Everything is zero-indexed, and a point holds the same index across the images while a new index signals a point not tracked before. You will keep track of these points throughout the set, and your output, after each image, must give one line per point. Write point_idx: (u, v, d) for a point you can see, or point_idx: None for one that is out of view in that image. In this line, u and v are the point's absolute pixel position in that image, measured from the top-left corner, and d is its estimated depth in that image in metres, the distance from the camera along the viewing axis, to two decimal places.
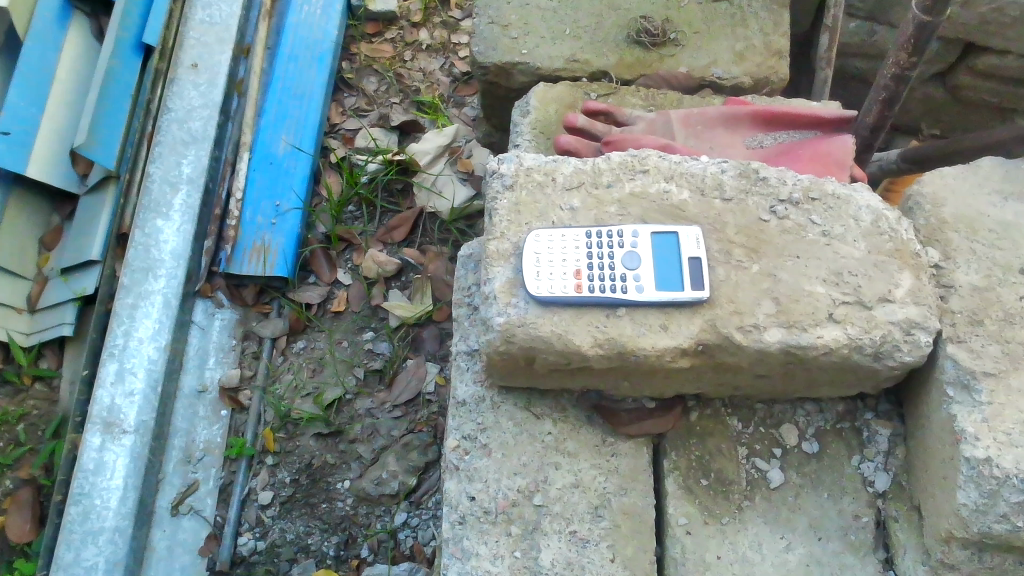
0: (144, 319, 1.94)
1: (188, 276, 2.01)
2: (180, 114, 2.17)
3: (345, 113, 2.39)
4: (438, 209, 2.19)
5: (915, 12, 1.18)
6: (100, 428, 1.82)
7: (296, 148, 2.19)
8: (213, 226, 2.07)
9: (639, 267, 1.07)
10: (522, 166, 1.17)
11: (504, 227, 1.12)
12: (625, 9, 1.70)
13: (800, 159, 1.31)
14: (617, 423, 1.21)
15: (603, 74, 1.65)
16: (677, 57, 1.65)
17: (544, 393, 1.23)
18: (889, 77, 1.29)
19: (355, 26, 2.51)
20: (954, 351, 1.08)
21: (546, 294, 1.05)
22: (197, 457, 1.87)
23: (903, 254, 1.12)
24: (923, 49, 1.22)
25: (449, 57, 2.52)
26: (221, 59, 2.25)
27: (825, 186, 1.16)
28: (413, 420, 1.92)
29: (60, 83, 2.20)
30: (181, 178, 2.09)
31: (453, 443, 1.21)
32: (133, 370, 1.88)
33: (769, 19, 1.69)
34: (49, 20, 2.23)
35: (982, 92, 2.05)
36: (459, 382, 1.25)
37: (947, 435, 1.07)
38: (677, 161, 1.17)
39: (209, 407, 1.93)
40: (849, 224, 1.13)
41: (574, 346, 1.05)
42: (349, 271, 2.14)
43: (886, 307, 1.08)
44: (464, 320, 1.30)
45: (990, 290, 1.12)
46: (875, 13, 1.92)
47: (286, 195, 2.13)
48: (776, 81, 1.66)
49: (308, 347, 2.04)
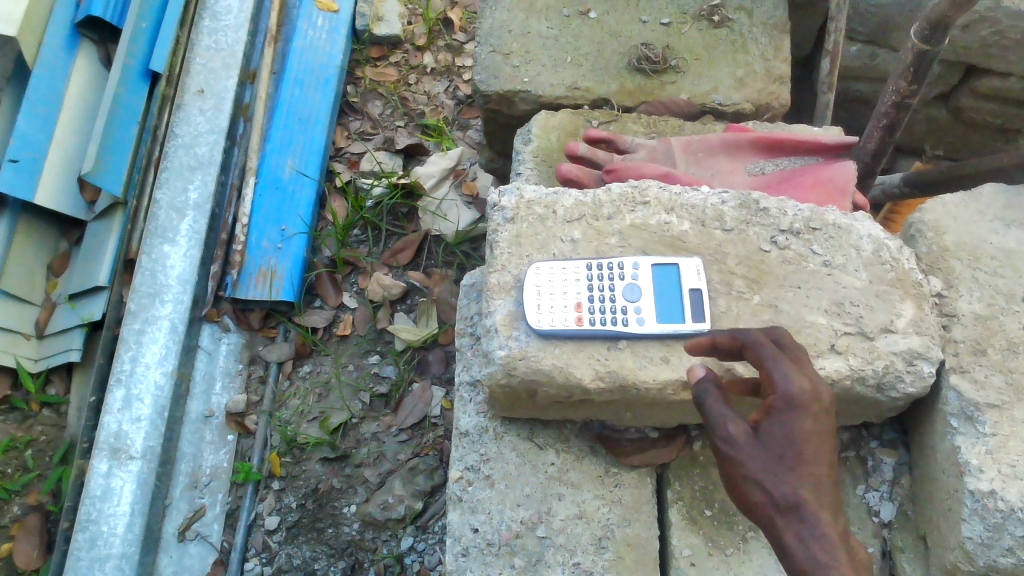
0: (151, 345, 1.95)
1: (195, 301, 2.02)
2: (187, 140, 2.19)
3: (350, 136, 2.40)
4: (442, 232, 2.19)
5: (914, 41, 1.18)
6: (107, 454, 1.83)
7: (301, 173, 2.20)
8: (219, 251, 2.07)
9: (638, 298, 1.07)
10: (522, 198, 1.18)
11: (505, 260, 1.13)
12: (626, 37, 1.71)
13: (802, 186, 1.32)
14: (620, 453, 1.20)
15: (605, 101, 1.65)
16: (677, 84, 1.65)
17: (547, 424, 1.23)
18: (890, 104, 1.30)
19: (360, 50, 2.53)
20: (957, 382, 1.08)
21: (547, 328, 1.05)
22: (203, 482, 1.88)
23: (904, 283, 1.12)
24: (922, 77, 1.23)
25: (453, 81, 2.52)
26: (227, 85, 2.28)
27: (827, 216, 1.16)
28: (419, 444, 1.92)
29: (68, 110, 2.22)
30: (187, 204, 2.11)
31: (456, 474, 1.21)
32: (140, 397, 1.89)
33: (770, 44, 1.69)
34: (57, 48, 2.26)
35: (985, 113, 2.04)
36: (462, 413, 1.26)
37: (951, 467, 1.07)
38: (677, 193, 1.18)
39: (215, 432, 1.93)
40: (850, 254, 1.13)
41: (575, 380, 1.05)
42: (355, 295, 2.14)
43: (888, 337, 1.08)
44: (466, 350, 1.31)
45: (993, 318, 1.12)
46: (876, 37, 1.90)
47: (292, 219, 2.14)
48: (778, 106, 1.65)
49: (314, 371, 2.04)
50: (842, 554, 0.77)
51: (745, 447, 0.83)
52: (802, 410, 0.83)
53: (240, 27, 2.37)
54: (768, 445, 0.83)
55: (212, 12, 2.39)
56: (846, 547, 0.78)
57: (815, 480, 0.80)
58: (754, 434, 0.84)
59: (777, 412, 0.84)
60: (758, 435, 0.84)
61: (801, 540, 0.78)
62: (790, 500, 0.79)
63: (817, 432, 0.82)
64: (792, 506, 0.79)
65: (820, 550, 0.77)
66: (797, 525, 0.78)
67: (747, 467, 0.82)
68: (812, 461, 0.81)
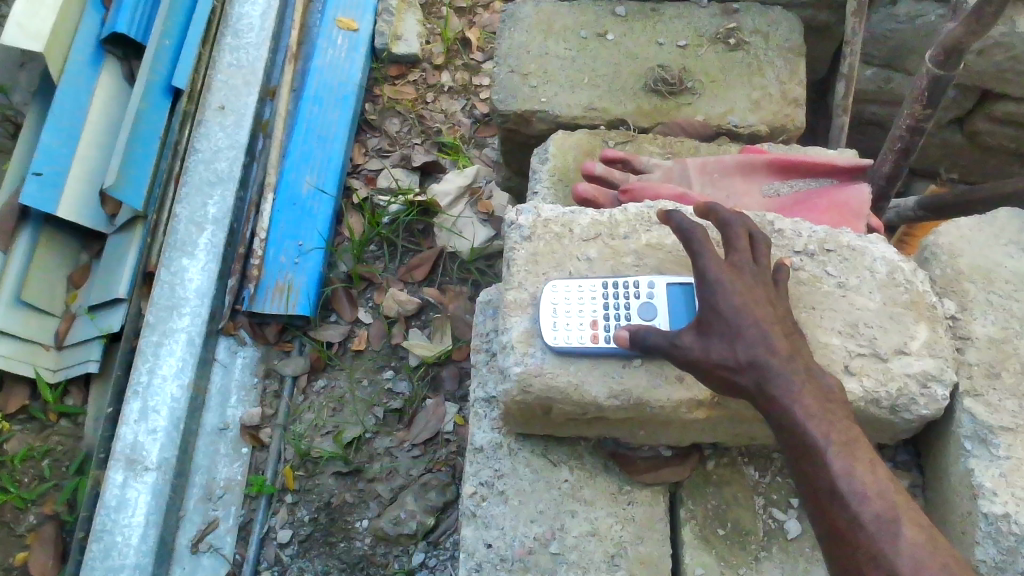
0: (168, 357, 1.97)
1: (212, 315, 2.04)
2: (207, 155, 2.23)
3: (368, 153, 2.42)
4: (458, 249, 2.22)
5: (928, 66, 1.20)
6: (123, 465, 1.85)
7: (319, 189, 2.23)
8: (237, 265, 2.10)
9: (654, 316, 1.07)
10: (539, 217, 1.19)
11: (522, 278, 1.14)
12: (643, 59, 1.73)
13: (816, 209, 1.35)
14: (633, 470, 1.21)
15: (621, 122, 1.68)
16: (693, 106, 1.67)
17: (561, 441, 1.24)
18: (904, 128, 1.31)
19: (379, 69, 2.56)
20: (971, 405, 1.08)
21: (563, 344, 1.07)
22: (217, 495, 1.89)
23: (918, 305, 1.12)
24: (937, 102, 1.24)
25: (470, 99, 2.55)
26: (248, 101, 2.31)
27: (841, 238, 1.17)
28: (431, 459, 1.92)
29: (91, 124, 2.25)
30: (206, 218, 2.14)
31: (470, 489, 1.22)
32: (156, 409, 1.91)
33: (785, 67, 1.70)
34: (82, 64, 2.30)
35: (1000, 137, 2.04)
36: (477, 428, 1.28)
37: (964, 490, 1.07)
38: (692, 213, 1.20)
39: (230, 444, 1.95)
40: (865, 275, 1.14)
41: (590, 398, 1.07)
42: (370, 310, 2.16)
43: (902, 359, 1.08)
44: (482, 366, 1.33)
45: (1007, 342, 1.12)
46: (892, 61, 1.89)
47: (309, 234, 2.17)
48: (793, 128, 1.66)
49: (329, 385, 2.06)
50: (812, 394, 0.93)
51: (693, 348, 0.97)
52: (727, 293, 0.96)
53: (261, 46, 2.41)
54: (714, 334, 0.96)
55: (235, 30, 2.43)
56: (810, 384, 0.94)
57: (762, 343, 0.94)
58: (697, 328, 0.98)
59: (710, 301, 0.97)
60: (702, 331, 0.97)
61: (771, 395, 0.93)
62: (751, 367, 0.94)
63: (751, 304, 0.96)
64: (753, 371, 0.94)
65: (790, 401, 0.92)
66: (760, 382, 0.93)
67: (701, 364, 0.96)
68: (753, 333, 0.94)
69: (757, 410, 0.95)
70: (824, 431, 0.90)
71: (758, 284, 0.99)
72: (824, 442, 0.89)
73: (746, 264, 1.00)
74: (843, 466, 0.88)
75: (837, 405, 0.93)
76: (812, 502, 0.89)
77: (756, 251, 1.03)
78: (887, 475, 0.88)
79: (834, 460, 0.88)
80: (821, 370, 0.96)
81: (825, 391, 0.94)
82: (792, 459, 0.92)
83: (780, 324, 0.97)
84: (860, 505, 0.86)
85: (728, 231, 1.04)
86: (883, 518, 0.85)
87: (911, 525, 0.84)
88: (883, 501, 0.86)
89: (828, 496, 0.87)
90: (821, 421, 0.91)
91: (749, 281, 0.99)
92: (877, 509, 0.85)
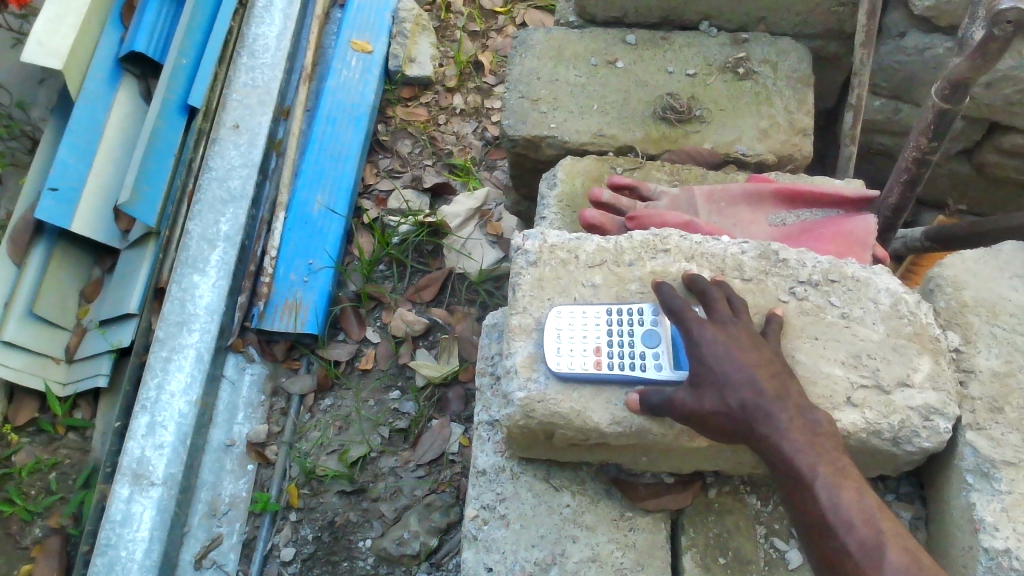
0: (177, 373, 1.98)
1: (221, 331, 2.06)
2: (221, 173, 2.24)
3: (379, 174, 2.45)
4: (466, 270, 2.22)
5: (935, 100, 1.20)
6: (129, 479, 1.86)
7: (330, 209, 2.25)
8: (247, 282, 2.12)
9: (657, 344, 1.07)
10: (545, 243, 1.20)
11: (527, 303, 1.15)
12: (652, 87, 1.75)
13: (823, 238, 1.34)
14: (635, 497, 1.21)
15: (629, 149, 1.69)
16: (701, 133, 1.68)
17: (564, 466, 1.24)
18: (909, 160, 1.32)
19: (392, 90, 2.58)
20: (974, 439, 1.08)
21: (566, 370, 1.08)
22: (221, 511, 1.90)
23: (921, 337, 1.13)
24: (943, 135, 1.24)
25: (481, 122, 2.57)
26: (262, 121, 2.33)
27: (846, 268, 1.17)
28: (436, 480, 1.93)
29: (108, 141, 2.29)
30: (218, 236, 2.15)
31: (472, 512, 1.23)
32: (163, 424, 1.92)
33: (794, 97, 1.71)
34: (100, 82, 2.34)
35: (1009, 169, 2.04)
36: (480, 452, 1.28)
37: (966, 524, 1.07)
38: (698, 241, 1.20)
39: (235, 461, 1.96)
40: (869, 306, 1.14)
41: (592, 424, 1.07)
42: (378, 329, 2.18)
43: (904, 392, 1.09)
44: (486, 390, 1.34)
45: (1011, 376, 1.12)
46: (900, 92, 1.90)
47: (319, 254, 2.19)
48: (800, 158, 1.68)
49: (335, 404, 2.07)
50: (800, 429, 0.94)
51: (687, 404, 0.99)
52: (709, 344, 0.99)
53: (276, 66, 2.44)
54: (705, 386, 0.98)
55: (251, 50, 2.45)
56: (799, 420, 0.95)
57: (749, 388, 0.96)
58: (690, 382, 1.00)
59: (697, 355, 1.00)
60: (695, 386, 0.99)
61: (764, 436, 0.95)
62: (742, 412, 0.96)
63: (735, 350, 0.98)
64: (744, 416, 0.96)
65: (779, 439, 0.94)
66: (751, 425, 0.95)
67: (697, 416, 0.99)
68: (739, 380, 0.96)
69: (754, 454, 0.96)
70: (810, 463, 0.92)
71: (742, 333, 1.01)
72: (811, 474, 0.91)
73: (728, 320, 1.02)
74: (830, 497, 0.90)
75: (826, 438, 0.95)
76: (806, 535, 0.91)
77: (738, 309, 1.05)
78: (875, 502, 0.90)
79: (821, 491, 0.90)
80: (810, 405, 0.97)
81: (812, 424, 0.96)
82: (787, 494, 0.94)
83: (767, 366, 0.99)
84: (847, 534, 0.87)
85: (706, 296, 1.06)
86: (870, 545, 0.86)
87: (897, 550, 0.86)
88: (870, 528, 0.87)
89: (819, 527, 0.89)
90: (809, 454, 0.93)
91: (733, 333, 1.01)
92: (864, 536, 0.87)
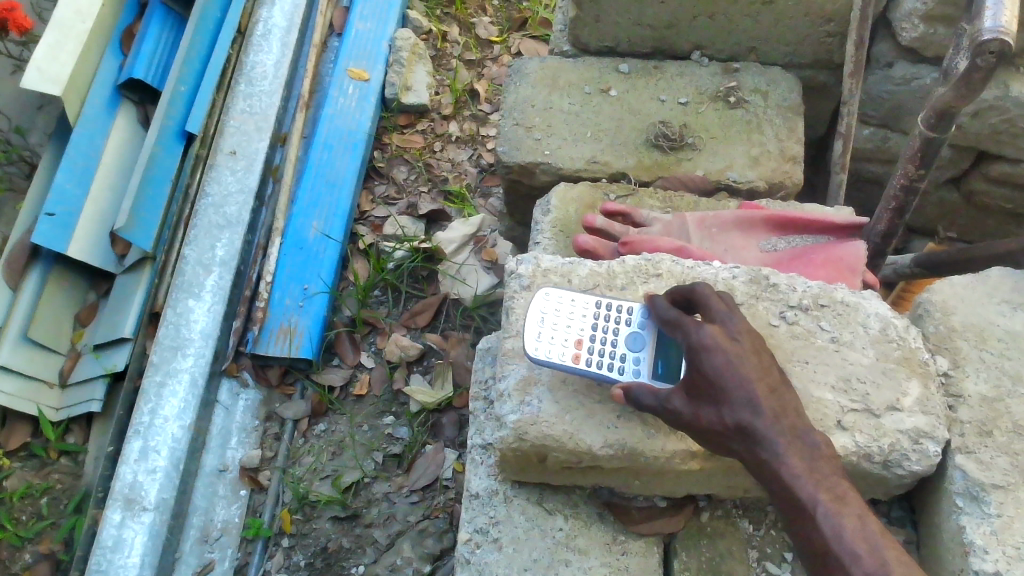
0: (170, 398, 1.99)
1: (215, 356, 2.06)
2: (217, 200, 2.28)
3: (374, 200, 2.46)
4: (461, 295, 2.23)
5: (921, 128, 1.23)
6: (120, 505, 1.86)
7: (326, 234, 2.26)
8: (242, 307, 2.13)
9: (640, 348, 1.08)
10: (539, 267, 1.22)
11: (520, 326, 1.17)
12: (645, 115, 1.77)
13: (812, 264, 1.36)
14: (628, 520, 1.22)
15: (623, 175, 1.71)
16: (693, 161, 1.70)
17: (557, 489, 1.25)
18: (898, 187, 1.34)
19: (388, 118, 2.60)
20: (963, 462, 1.09)
21: (543, 357, 1.08)
22: (214, 537, 1.89)
23: (910, 361, 1.14)
24: (930, 162, 1.27)
25: (477, 149, 2.59)
26: (259, 147, 2.37)
27: (835, 293, 1.19)
28: (429, 506, 1.92)
29: (105, 166, 2.30)
30: (214, 261, 2.18)
31: (465, 536, 1.23)
32: (157, 449, 1.93)
33: (784, 125, 1.74)
34: (99, 108, 2.36)
35: (996, 198, 2.07)
36: (474, 475, 1.28)
37: (957, 547, 1.07)
38: (689, 266, 1.22)
39: (228, 487, 1.96)
40: (858, 331, 1.16)
41: (585, 447, 1.08)
42: (372, 354, 2.18)
43: (894, 416, 1.10)
44: (479, 414, 1.36)
45: (999, 400, 1.13)
46: (889, 121, 1.92)
47: (314, 279, 2.19)
48: (791, 185, 1.70)
49: (329, 429, 2.07)
50: (799, 455, 0.94)
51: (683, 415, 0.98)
52: (711, 353, 0.95)
53: (274, 93, 2.49)
54: (702, 399, 0.97)
55: (249, 78, 2.51)
56: (796, 444, 0.94)
57: (748, 409, 0.94)
58: (687, 390, 0.98)
59: (696, 364, 0.97)
60: (692, 394, 0.98)
61: (764, 461, 0.94)
62: (739, 432, 0.95)
63: (737, 363, 0.95)
64: (742, 436, 0.95)
65: (778, 466, 0.93)
66: (749, 449, 0.95)
67: (692, 427, 0.98)
68: (738, 399, 0.94)
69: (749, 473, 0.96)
70: (810, 492, 0.91)
71: (744, 341, 0.97)
72: (812, 503, 0.90)
73: (726, 326, 0.99)
74: (834, 526, 0.89)
75: (824, 463, 0.94)
76: (810, 565, 0.91)
77: (733, 308, 1.02)
78: (878, 529, 0.89)
79: (823, 521, 0.89)
80: (807, 427, 0.96)
81: (811, 449, 0.94)
82: (790, 522, 0.93)
83: (767, 380, 0.96)
84: (854, 566, 0.86)
85: (696, 294, 1.03)
86: (877, 574, 0.85)
87: None
88: (875, 558, 0.86)
89: (825, 558, 0.88)
90: (808, 483, 0.92)
91: (734, 341, 0.97)
92: (871, 567, 0.85)
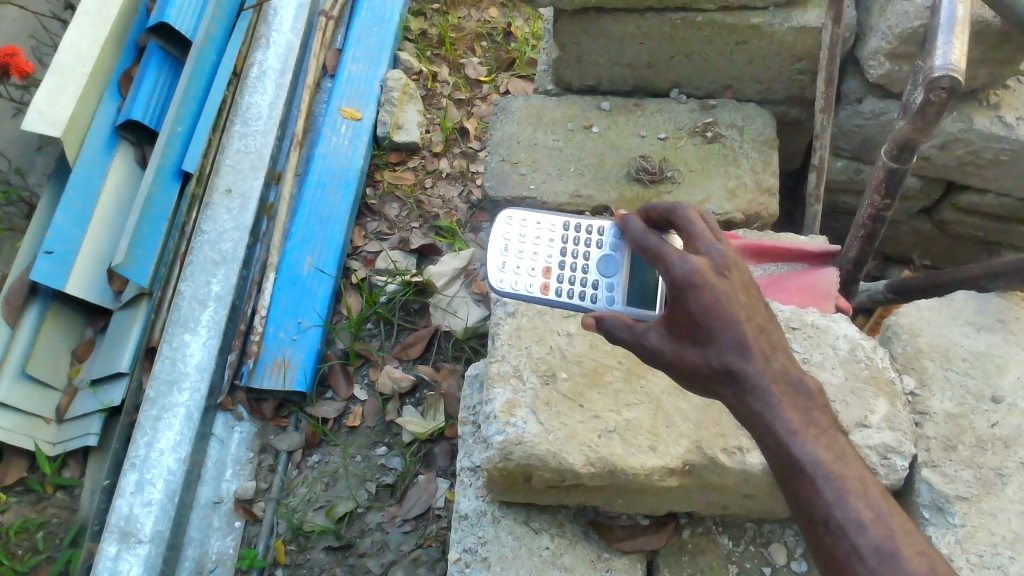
0: (166, 431, 2.03)
1: (211, 390, 2.11)
2: (213, 236, 2.34)
3: (367, 236, 2.53)
4: (452, 327, 2.25)
5: (885, 160, 1.30)
6: (116, 537, 1.89)
7: (319, 269, 2.31)
8: (237, 341, 2.18)
9: (611, 274, 1.22)
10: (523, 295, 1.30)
11: (505, 350, 1.25)
12: (627, 150, 1.84)
13: (789, 290, 1.43)
14: (612, 538, 1.26)
15: (605, 208, 1.78)
16: (673, 193, 1.77)
17: (543, 509, 1.29)
18: (865, 217, 1.40)
19: (380, 155, 2.66)
20: (929, 475, 1.14)
21: (508, 286, 1.21)
22: (208, 569, 1.92)
23: (878, 380, 1.19)
24: (895, 192, 1.33)
25: (467, 185, 2.65)
26: (254, 184, 2.44)
27: (805, 317, 1.25)
28: (422, 535, 1.96)
29: (103, 205, 2.36)
30: (209, 296, 2.23)
31: (455, 556, 1.26)
32: (152, 481, 1.96)
33: (759, 159, 1.81)
34: (98, 149, 2.43)
35: (967, 226, 2.15)
36: (463, 497, 1.32)
37: None
38: None
39: (223, 518, 1.99)
40: (828, 352, 1.22)
41: (568, 464, 1.12)
42: (365, 386, 2.22)
43: (863, 432, 1.15)
44: (468, 438, 1.40)
45: (963, 416, 1.19)
46: (861, 153, 2.00)
47: (308, 312, 2.24)
48: (767, 216, 1.76)
49: (322, 460, 2.10)
50: (794, 407, 0.93)
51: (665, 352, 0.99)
52: (697, 293, 0.93)
53: (268, 133, 2.55)
54: (687, 340, 0.97)
55: (244, 118, 2.58)
56: (789, 392, 0.94)
57: (735, 352, 0.93)
58: (671, 330, 0.98)
59: (682, 302, 0.95)
60: (678, 334, 0.98)
61: (756, 410, 0.94)
62: (725, 374, 0.95)
63: (725, 304, 0.93)
64: (728, 379, 0.95)
65: (773, 418, 0.93)
66: (738, 395, 0.95)
67: (675, 366, 0.99)
68: (724, 341, 0.93)
69: (736, 416, 0.96)
70: (809, 450, 0.91)
71: (733, 277, 0.95)
72: (814, 465, 0.90)
73: (714, 258, 0.96)
74: (836, 492, 0.89)
75: (818, 414, 0.94)
76: (807, 528, 0.91)
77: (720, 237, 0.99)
78: (878, 497, 0.90)
79: (825, 488, 0.89)
80: (799, 370, 0.95)
81: (803, 399, 0.94)
82: (782, 476, 0.93)
83: (756, 319, 0.95)
84: (858, 536, 0.87)
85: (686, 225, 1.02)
86: (883, 549, 0.86)
87: (912, 554, 0.86)
88: (880, 528, 0.88)
89: (824, 525, 0.89)
90: (808, 444, 0.91)
91: (723, 276, 0.95)
92: (877, 539, 0.87)
